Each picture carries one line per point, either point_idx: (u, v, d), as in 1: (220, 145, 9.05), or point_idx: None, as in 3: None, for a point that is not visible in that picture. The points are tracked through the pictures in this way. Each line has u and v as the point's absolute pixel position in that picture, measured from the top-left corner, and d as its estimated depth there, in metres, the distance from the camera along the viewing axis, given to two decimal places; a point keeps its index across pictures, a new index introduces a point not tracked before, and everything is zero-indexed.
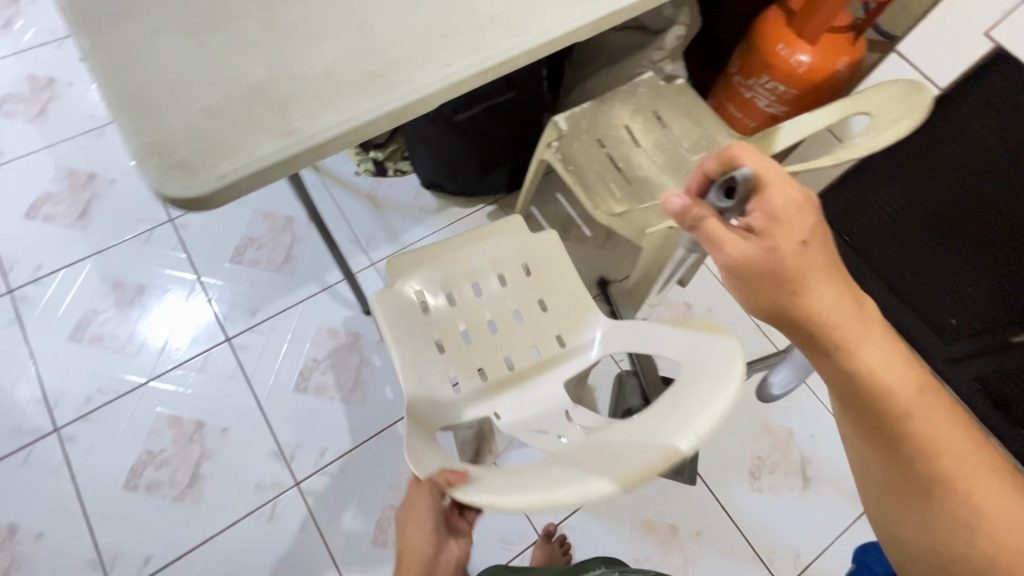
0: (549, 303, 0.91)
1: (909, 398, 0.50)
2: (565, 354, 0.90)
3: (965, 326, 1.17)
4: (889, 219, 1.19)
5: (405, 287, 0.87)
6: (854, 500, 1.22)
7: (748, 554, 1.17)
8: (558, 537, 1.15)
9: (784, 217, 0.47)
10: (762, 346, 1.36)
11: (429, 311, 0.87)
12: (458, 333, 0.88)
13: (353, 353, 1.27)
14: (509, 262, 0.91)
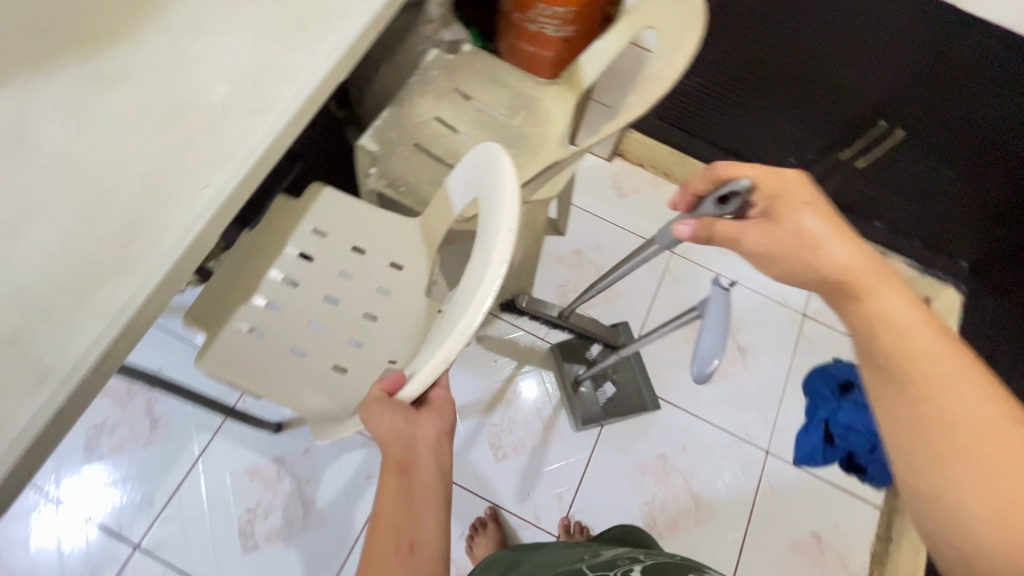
0: (362, 246, 0.91)
1: (921, 335, 0.46)
2: (407, 272, 0.90)
3: (802, 161, 1.24)
4: (731, 78, 1.19)
5: (231, 331, 0.84)
6: (784, 344, 1.35)
7: (729, 440, 1.25)
8: (576, 525, 1.15)
9: (781, 194, 0.52)
10: (656, 254, 1.40)
11: (268, 334, 0.85)
12: (308, 331, 0.85)
13: (286, 479, 1.13)
14: (301, 240, 0.89)
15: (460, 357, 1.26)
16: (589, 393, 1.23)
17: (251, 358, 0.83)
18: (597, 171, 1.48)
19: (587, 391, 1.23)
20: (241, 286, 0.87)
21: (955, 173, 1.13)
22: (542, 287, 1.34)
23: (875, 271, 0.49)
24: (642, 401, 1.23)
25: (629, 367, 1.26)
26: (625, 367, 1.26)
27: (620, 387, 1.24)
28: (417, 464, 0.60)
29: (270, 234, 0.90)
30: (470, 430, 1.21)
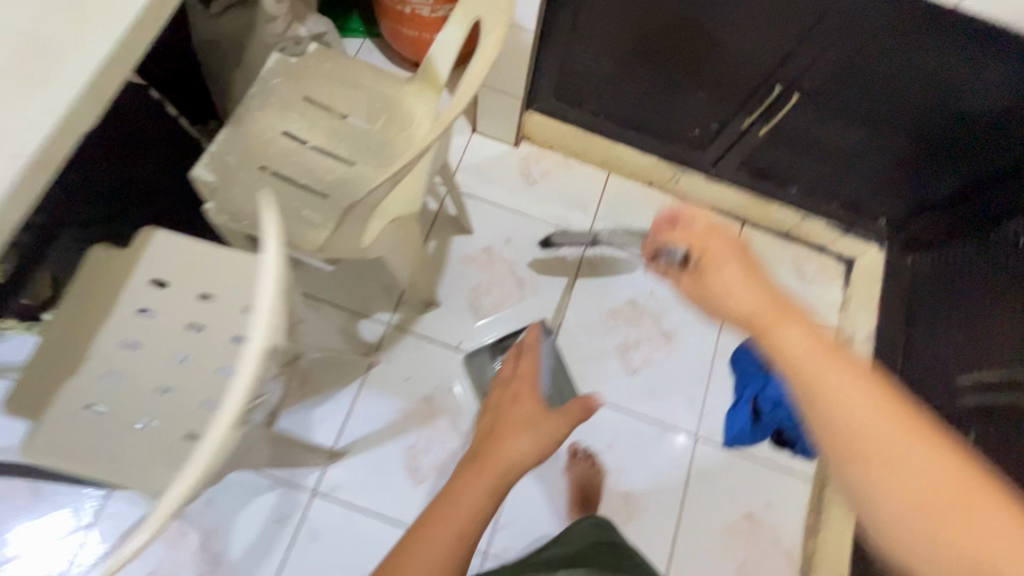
0: (208, 292, 0.80)
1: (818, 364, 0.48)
2: (262, 314, 0.79)
3: (708, 132, 1.16)
4: (622, 50, 1.03)
5: (59, 412, 0.73)
6: (709, 322, 1.30)
7: (656, 430, 1.22)
8: None
9: (704, 234, 0.65)
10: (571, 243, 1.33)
11: (104, 409, 0.74)
12: (152, 399, 0.76)
13: (190, 535, 1.06)
14: (134, 295, 0.79)
15: (368, 379, 1.18)
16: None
17: (79, 440, 0.73)
18: (504, 158, 1.38)
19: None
20: (69, 358, 0.76)
21: (857, 133, 1.02)
22: (452, 292, 1.26)
23: (777, 303, 0.54)
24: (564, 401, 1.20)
25: (546, 366, 1.21)
26: (542, 367, 1.21)
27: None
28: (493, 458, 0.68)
29: (98, 291, 0.79)
30: (383, 456, 1.14)
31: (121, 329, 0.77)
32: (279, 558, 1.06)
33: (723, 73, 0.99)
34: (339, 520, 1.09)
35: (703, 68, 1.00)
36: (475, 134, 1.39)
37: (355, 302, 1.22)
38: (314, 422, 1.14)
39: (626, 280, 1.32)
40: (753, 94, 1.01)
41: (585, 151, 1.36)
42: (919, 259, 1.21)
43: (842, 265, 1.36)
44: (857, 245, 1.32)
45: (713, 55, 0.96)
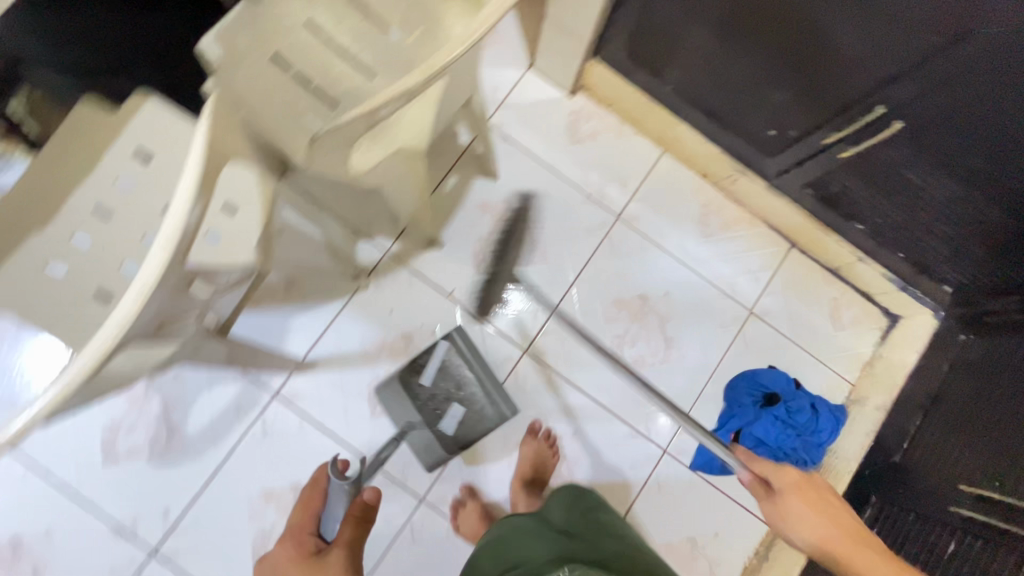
0: None
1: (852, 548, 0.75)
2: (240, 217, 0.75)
3: (783, 137, 1.01)
4: (712, 18, 0.88)
5: (23, 262, 0.73)
6: (717, 340, 1.21)
7: (625, 432, 1.17)
8: (464, 493, 1.12)
9: (788, 483, 0.83)
10: (599, 217, 1.22)
11: (67, 270, 0.74)
12: (114, 273, 0.74)
13: (152, 400, 1.09)
14: (117, 162, 0.76)
15: (351, 301, 1.15)
16: (435, 428, 1.12)
17: (39, 295, 0.73)
18: (554, 106, 1.25)
19: (433, 426, 1.12)
20: (44, 210, 0.74)
21: (957, 186, 0.86)
22: (459, 236, 1.19)
23: (846, 533, 0.77)
24: (497, 410, 1.15)
25: (475, 381, 1.15)
26: (467, 380, 1.15)
27: (468, 407, 1.14)
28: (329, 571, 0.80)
29: (84, 149, 0.76)
30: (348, 380, 1.13)
31: (100, 195, 0.75)
32: (230, 444, 1.10)
33: (822, 75, 0.84)
34: (292, 427, 1.11)
35: (798, 62, 0.85)
36: (530, 70, 1.25)
37: None
38: (290, 328, 1.13)
39: (645, 273, 1.22)
40: (847, 108, 0.86)
41: (644, 120, 1.22)
42: (972, 340, 1.07)
43: (883, 319, 1.22)
44: (907, 304, 1.18)
45: (817, 49, 0.81)
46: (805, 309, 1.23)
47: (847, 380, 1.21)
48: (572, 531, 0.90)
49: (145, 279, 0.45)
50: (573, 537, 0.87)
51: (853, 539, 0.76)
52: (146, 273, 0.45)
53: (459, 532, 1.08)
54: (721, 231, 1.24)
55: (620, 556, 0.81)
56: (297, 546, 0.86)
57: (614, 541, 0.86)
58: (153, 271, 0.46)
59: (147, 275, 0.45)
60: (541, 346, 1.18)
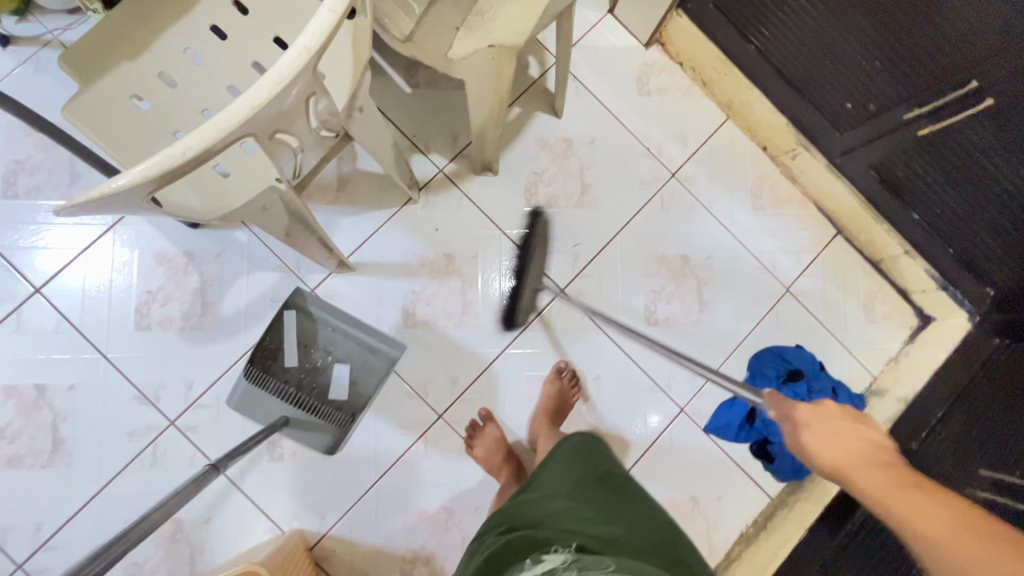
0: (286, 38, 0.76)
1: (890, 484, 0.59)
2: (329, 84, 0.75)
3: (859, 111, 1.00)
4: None
5: (110, 90, 0.73)
6: (751, 311, 1.22)
7: (646, 384, 1.18)
8: (482, 417, 1.12)
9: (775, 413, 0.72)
10: (654, 171, 1.22)
11: (151, 105, 0.73)
12: (196, 116, 0.74)
13: (191, 275, 1.10)
14: (214, 8, 0.75)
15: (400, 213, 1.15)
16: (331, 403, 1.10)
17: (120, 124, 0.72)
18: (627, 55, 1.24)
19: (321, 406, 1.09)
20: (136, 43, 0.74)
21: None
22: (514, 167, 1.19)
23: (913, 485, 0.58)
24: (381, 356, 1.12)
25: (347, 342, 1.12)
26: (335, 344, 1.12)
27: (351, 365, 1.11)
28: None
29: None
30: (386, 288, 1.14)
31: (194, 38, 0.75)
32: (261, 331, 1.10)
33: (922, 41, 0.84)
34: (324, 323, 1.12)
35: (900, 25, 0.85)
36: (609, 15, 1.24)
37: (418, 134, 1.17)
38: (336, 228, 1.13)
39: (690, 234, 1.22)
40: (938, 81, 0.86)
41: (714, 82, 1.21)
42: (1004, 343, 1.07)
43: (916, 317, 1.23)
44: (943, 306, 1.18)
45: (926, 10, 0.80)
46: (841, 295, 1.24)
47: (870, 372, 1.22)
48: (582, 493, 0.80)
49: (286, 63, 0.45)
50: (583, 504, 0.77)
51: (903, 479, 0.59)
52: (289, 57, 0.45)
53: (474, 453, 1.09)
54: (772, 206, 1.24)
55: (630, 530, 0.73)
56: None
57: (624, 507, 0.78)
58: (292, 60, 0.45)
59: (287, 63, 0.45)
60: (577, 289, 1.19)
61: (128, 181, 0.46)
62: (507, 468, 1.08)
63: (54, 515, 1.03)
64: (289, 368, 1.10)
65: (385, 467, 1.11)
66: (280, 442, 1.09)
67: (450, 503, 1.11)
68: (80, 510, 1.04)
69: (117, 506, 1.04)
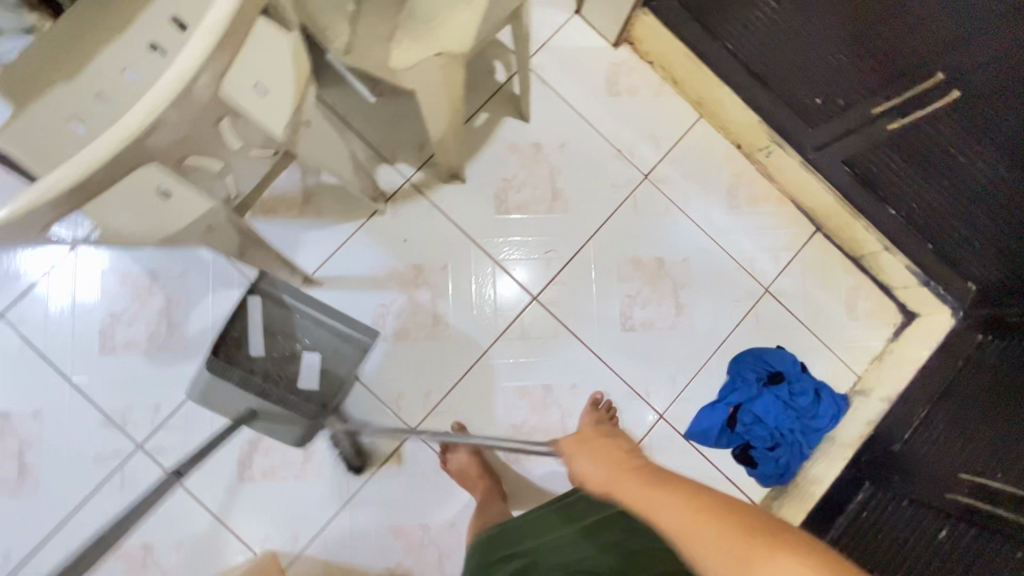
0: None
1: (643, 493, 0.54)
2: None
3: (830, 107, 0.98)
4: None
5: (46, 113, 0.71)
6: (729, 313, 1.19)
7: (624, 391, 1.16)
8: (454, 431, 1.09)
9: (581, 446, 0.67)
10: (626, 174, 1.20)
11: (88, 128, 0.71)
12: None
13: (155, 294, 1.08)
14: (152, 26, 0.73)
15: (367, 225, 1.13)
16: (299, 393, 0.96)
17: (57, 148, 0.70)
18: (595, 55, 1.21)
19: (291, 398, 0.95)
20: (72, 64, 0.72)
21: (1001, 161, 0.83)
22: (482, 174, 1.17)
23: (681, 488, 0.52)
24: (356, 342, 1.00)
25: (318, 329, 1.00)
26: (306, 327, 1.00)
27: (323, 353, 1.00)
28: None
29: (122, 6, 0.73)
30: (355, 302, 1.12)
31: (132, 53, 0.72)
32: None
33: (887, 32, 0.82)
34: None
35: (863, 16, 0.82)
36: (576, 16, 1.22)
37: (382, 143, 1.15)
38: (302, 243, 1.11)
39: (665, 236, 1.19)
40: (907, 72, 0.84)
41: (684, 80, 1.19)
42: (988, 340, 1.04)
43: (900, 314, 1.20)
44: (927, 302, 1.15)
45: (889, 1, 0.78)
46: (822, 294, 1.21)
47: (855, 371, 1.19)
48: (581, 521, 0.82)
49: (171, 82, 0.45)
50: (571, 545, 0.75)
51: (652, 484, 0.54)
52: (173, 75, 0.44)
53: (450, 467, 1.07)
54: (748, 205, 1.21)
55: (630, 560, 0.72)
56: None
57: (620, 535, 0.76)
58: (176, 79, 0.45)
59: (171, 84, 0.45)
60: (550, 296, 1.16)
61: (12, 214, 0.45)
62: (482, 483, 1.06)
63: (21, 544, 1.01)
64: (249, 360, 0.93)
65: (359, 484, 1.08)
66: (250, 463, 1.07)
67: (425, 518, 1.09)
68: (48, 538, 1.02)
69: (85, 533, 1.03)
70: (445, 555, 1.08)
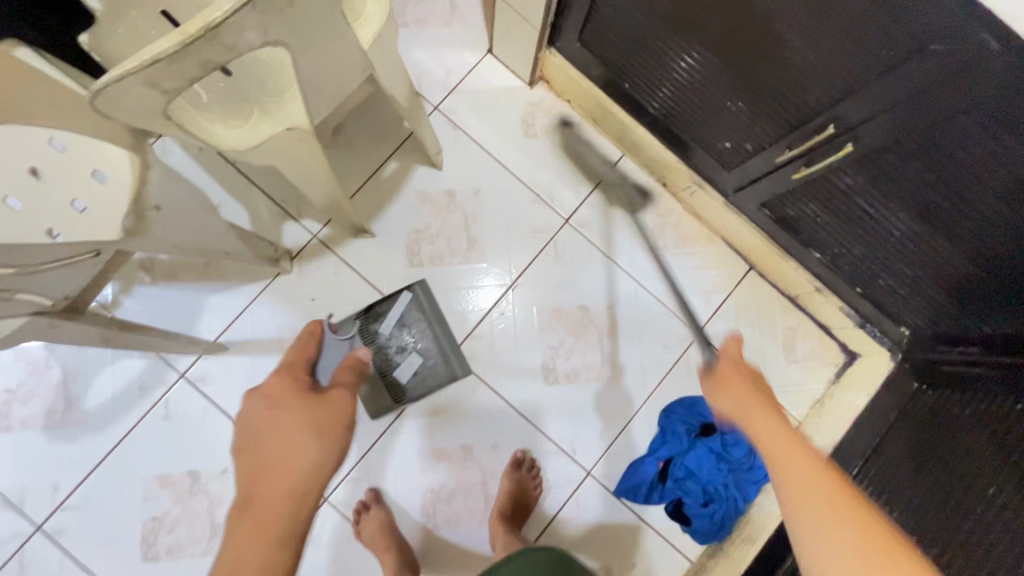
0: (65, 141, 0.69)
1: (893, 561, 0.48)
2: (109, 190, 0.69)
3: (740, 151, 0.92)
4: (660, 9, 0.79)
5: None
6: (658, 361, 1.14)
7: (550, 448, 1.10)
8: (372, 498, 1.05)
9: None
10: (545, 217, 1.14)
11: None
12: None
13: (53, 368, 1.04)
14: None
15: (273, 285, 1.09)
16: (391, 378, 1.08)
17: None
18: (510, 96, 1.16)
19: (387, 377, 1.08)
20: None
21: (908, 220, 0.79)
22: (393, 226, 1.12)
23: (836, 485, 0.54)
24: (449, 368, 1.10)
25: (431, 338, 1.10)
26: (424, 334, 1.10)
27: (424, 359, 1.10)
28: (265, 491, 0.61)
29: None
30: (261, 367, 1.07)
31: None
32: (131, 421, 1.04)
33: (772, 84, 0.76)
34: (196, 410, 1.05)
35: (746, 69, 0.77)
36: (489, 55, 1.16)
37: (286, 198, 1.09)
38: (204, 307, 1.07)
39: (589, 282, 1.14)
40: (801, 124, 0.78)
41: (603, 119, 1.13)
42: (926, 390, 1.00)
43: (841, 355, 1.14)
44: (866, 344, 1.09)
45: (766, 57, 0.72)
46: (758, 337, 1.15)
47: (794, 417, 1.13)
48: None
49: None
50: None
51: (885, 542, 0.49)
52: None
53: (364, 538, 1.01)
54: (676, 245, 1.15)
55: None
56: (291, 378, 0.74)
57: None
58: None
59: None
60: (469, 351, 1.11)
61: None
62: (389, 556, 0.99)
63: None
64: (376, 335, 1.08)
65: None
66: (155, 540, 1.03)
67: None
68: None
69: None
70: None
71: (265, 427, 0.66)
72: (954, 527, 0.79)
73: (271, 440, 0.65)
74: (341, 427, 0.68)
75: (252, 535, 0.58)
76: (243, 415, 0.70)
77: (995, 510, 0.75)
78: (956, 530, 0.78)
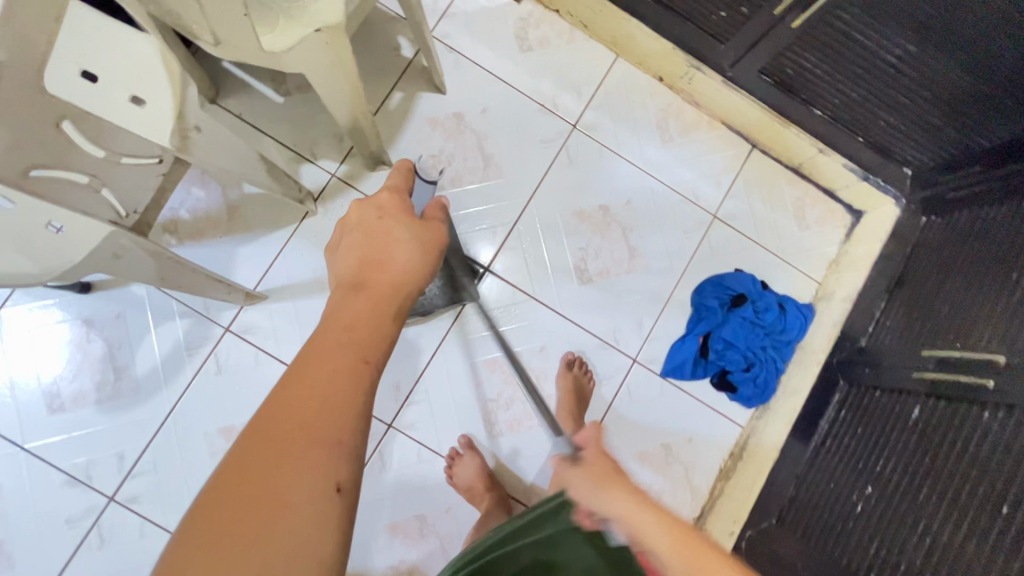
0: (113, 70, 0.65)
1: None
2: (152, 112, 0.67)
3: (735, 17, 0.97)
4: None
5: None
6: (683, 245, 1.18)
7: (594, 343, 1.15)
8: (463, 444, 1.08)
9: None
10: (553, 126, 1.17)
11: None
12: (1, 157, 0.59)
13: (94, 341, 1.04)
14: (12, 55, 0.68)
15: (300, 229, 1.09)
16: None
17: None
18: (500, 14, 1.18)
19: None
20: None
21: (908, 42, 0.84)
22: (408, 155, 1.13)
23: None
24: (452, 295, 1.08)
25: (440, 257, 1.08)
26: None
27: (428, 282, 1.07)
28: (373, 288, 0.58)
29: None
30: (304, 309, 1.08)
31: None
32: (184, 381, 1.05)
33: None
34: (247, 360, 1.06)
35: None
36: None
37: (298, 141, 1.10)
38: (237, 260, 1.07)
39: (606, 181, 1.18)
40: None
41: (594, 22, 1.16)
42: (933, 222, 1.08)
43: (847, 216, 1.21)
44: (870, 196, 1.16)
45: None
46: (769, 210, 1.20)
47: (814, 279, 1.19)
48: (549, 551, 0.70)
49: None
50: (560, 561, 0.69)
51: None
52: None
53: (463, 482, 1.04)
54: (681, 134, 1.20)
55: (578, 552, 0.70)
56: (390, 196, 0.65)
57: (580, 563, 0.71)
58: None
59: None
60: (503, 263, 1.14)
61: None
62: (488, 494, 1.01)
63: None
64: None
65: None
66: None
67: (419, 508, 1.08)
68: None
69: None
70: (447, 540, 1.07)
71: (370, 230, 0.62)
72: (972, 320, 0.87)
73: (373, 243, 0.61)
74: (441, 246, 0.65)
75: (365, 308, 0.56)
76: (346, 220, 0.64)
77: (1009, 295, 0.82)
78: (984, 310, 0.85)
